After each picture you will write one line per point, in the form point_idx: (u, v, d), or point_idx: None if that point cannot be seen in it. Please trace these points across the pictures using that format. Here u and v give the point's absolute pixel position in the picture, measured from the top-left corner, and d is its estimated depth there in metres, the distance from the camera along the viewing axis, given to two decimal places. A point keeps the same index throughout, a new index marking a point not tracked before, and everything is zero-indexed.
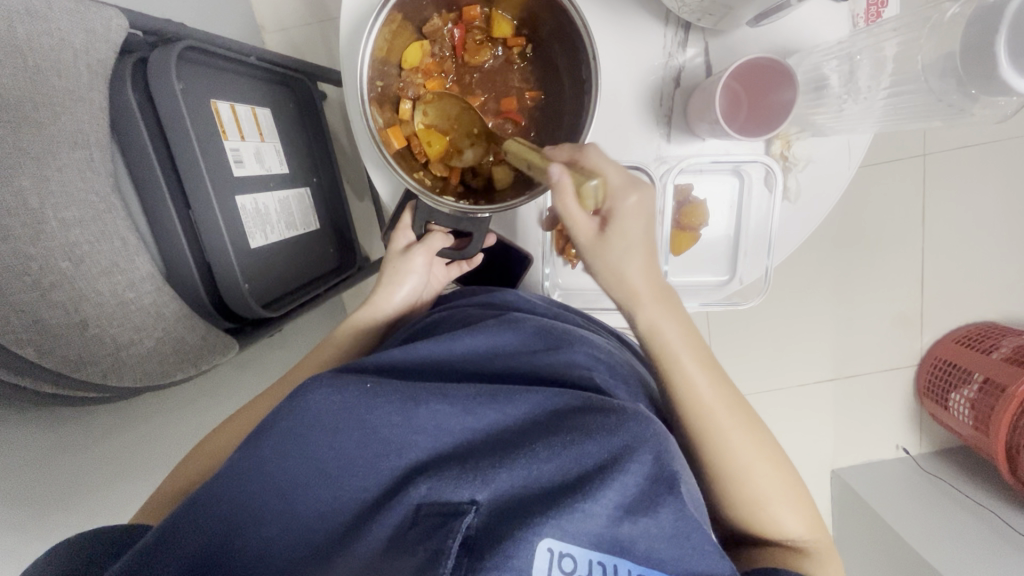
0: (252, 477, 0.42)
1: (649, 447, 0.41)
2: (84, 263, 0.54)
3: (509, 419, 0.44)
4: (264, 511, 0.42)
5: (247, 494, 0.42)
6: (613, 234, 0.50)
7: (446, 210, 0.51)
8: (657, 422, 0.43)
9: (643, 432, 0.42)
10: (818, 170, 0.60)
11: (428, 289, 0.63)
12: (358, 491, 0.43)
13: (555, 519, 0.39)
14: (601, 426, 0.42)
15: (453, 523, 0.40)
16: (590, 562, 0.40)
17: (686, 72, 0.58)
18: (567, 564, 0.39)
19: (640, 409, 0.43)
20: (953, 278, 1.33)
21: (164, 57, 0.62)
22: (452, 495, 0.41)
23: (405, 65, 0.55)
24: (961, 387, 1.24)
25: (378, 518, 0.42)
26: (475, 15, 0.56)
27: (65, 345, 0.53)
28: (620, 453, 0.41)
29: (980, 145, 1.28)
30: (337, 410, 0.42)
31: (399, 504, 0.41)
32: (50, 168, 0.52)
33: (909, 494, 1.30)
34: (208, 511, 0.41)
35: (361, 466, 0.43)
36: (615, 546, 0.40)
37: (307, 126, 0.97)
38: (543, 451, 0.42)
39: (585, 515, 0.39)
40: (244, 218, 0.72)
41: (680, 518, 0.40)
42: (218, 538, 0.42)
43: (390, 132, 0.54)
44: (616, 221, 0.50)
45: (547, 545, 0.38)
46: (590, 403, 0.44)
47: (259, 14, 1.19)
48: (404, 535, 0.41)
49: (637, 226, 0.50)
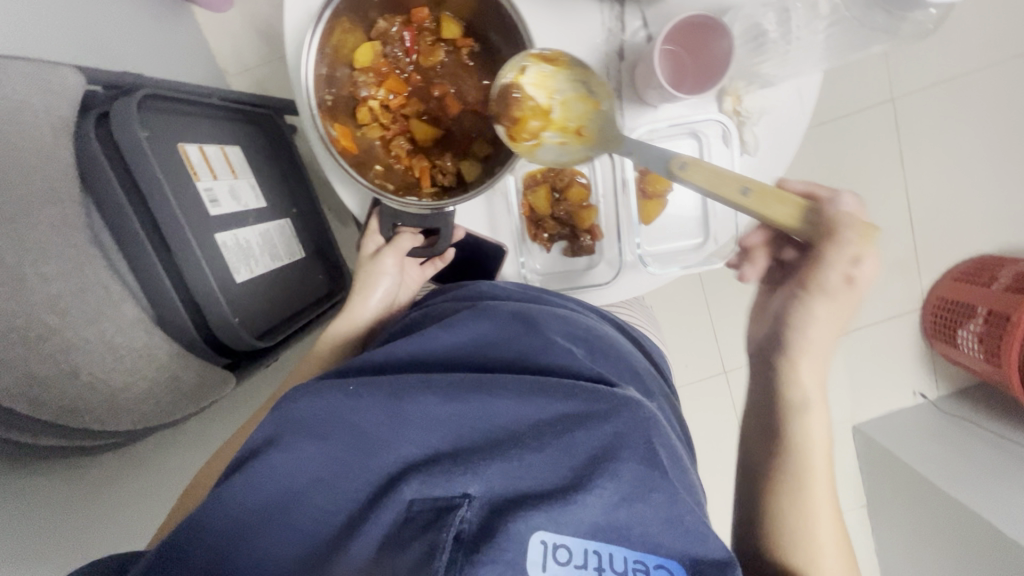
0: (243, 489, 0.42)
1: (640, 433, 0.42)
2: (70, 314, 0.55)
3: (499, 412, 0.44)
4: (257, 520, 0.42)
5: (239, 506, 0.42)
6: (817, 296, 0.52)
7: (409, 209, 0.52)
8: (649, 407, 0.44)
9: (635, 419, 0.42)
10: (773, 120, 0.60)
11: (403, 291, 0.63)
12: (352, 491, 0.43)
13: (547, 511, 0.40)
14: (593, 415, 0.43)
15: (445, 518, 0.40)
16: (585, 552, 0.40)
17: (629, 45, 0.59)
18: (562, 555, 0.39)
19: (632, 395, 0.44)
20: (943, 217, 1.33)
21: (125, 108, 0.64)
22: (443, 490, 0.41)
23: (357, 65, 0.55)
24: (967, 322, 1.23)
25: (370, 519, 0.41)
26: (424, 17, 0.55)
27: (59, 394, 0.54)
28: (612, 441, 0.42)
29: (947, 81, 1.29)
30: (324, 411, 0.44)
31: (390, 502, 0.41)
32: (24, 226, 0.53)
33: (933, 439, 1.29)
34: (205, 532, 0.41)
35: (353, 466, 0.43)
36: (609, 534, 0.40)
37: (280, 159, 0.98)
38: (535, 442, 0.42)
39: (576, 504, 0.40)
40: (226, 254, 0.74)
41: (674, 503, 0.40)
42: (216, 556, 0.41)
43: (345, 143, 0.54)
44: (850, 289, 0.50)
45: (539, 537, 0.39)
46: (580, 391, 0.44)
47: (221, 57, 1.21)
48: (397, 532, 0.41)
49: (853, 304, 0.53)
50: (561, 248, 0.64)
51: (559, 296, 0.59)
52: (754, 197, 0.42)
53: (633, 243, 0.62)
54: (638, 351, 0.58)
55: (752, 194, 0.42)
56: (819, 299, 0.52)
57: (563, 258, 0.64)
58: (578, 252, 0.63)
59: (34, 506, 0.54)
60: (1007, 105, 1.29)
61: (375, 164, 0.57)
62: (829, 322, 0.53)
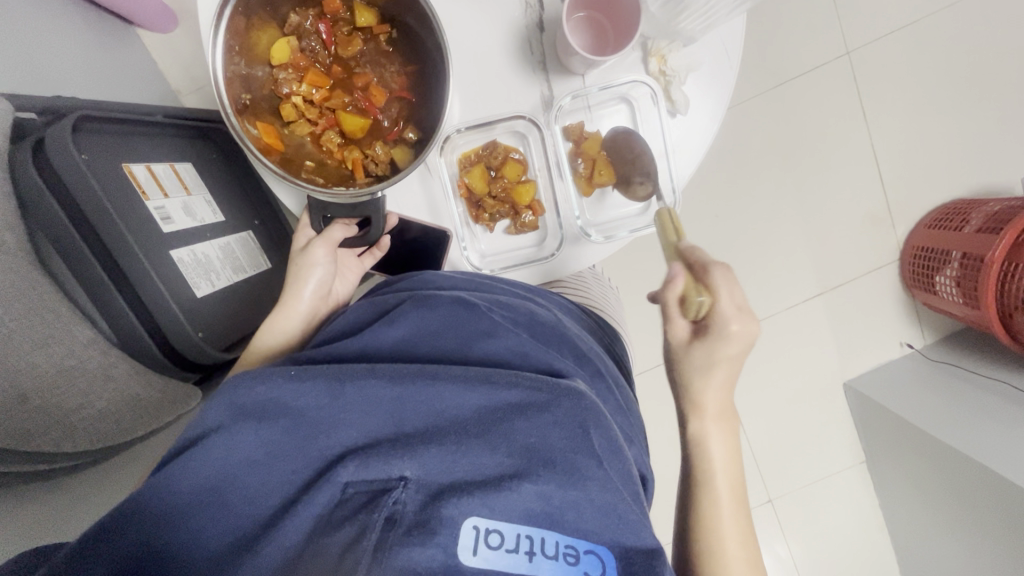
0: (176, 473, 0.41)
1: (579, 422, 0.44)
2: (16, 341, 0.55)
3: (442, 396, 0.44)
4: (189, 503, 0.41)
5: (171, 487, 0.41)
6: (700, 348, 0.57)
7: (338, 199, 0.51)
8: (592, 399, 0.46)
9: (575, 408, 0.44)
10: (700, 77, 0.60)
11: (340, 282, 0.63)
12: (286, 475, 0.43)
13: (482, 497, 0.41)
14: (535, 406, 0.44)
15: (382, 499, 0.41)
16: (517, 536, 0.40)
17: (549, 15, 0.59)
18: (494, 540, 0.40)
19: (578, 386, 0.46)
20: (911, 166, 1.33)
21: (60, 133, 0.63)
22: (380, 473, 0.42)
23: (275, 62, 0.54)
24: (944, 268, 1.22)
25: (303, 502, 0.41)
26: (336, 6, 0.54)
27: (8, 421, 0.54)
28: (551, 430, 0.43)
29: (901, 29, 1.28)
30: (263, 396, 0.42)
31: (325, 485, 0.41)
32: None
33: (922, 386, 1.29)
34: (137, 522, 0.40)
35: (289, 450, 0.43)
36: (543, 519, 0.41)
37: (236, 173, 0.98)
38: (475, 431, 0.43)
39: (512, 492, 0.41)
40: (184, 269, 0.73)
41: (606, 491, 0.42)
42: (146, 542, 0.40)
43: (268, 142, 0.54)
44: (712, 335, 0.56)
45: (472, 523, 0.40)
46: (524, 380, 0.45)
47: (172, 76, 1.20)
48: (330, 514, 0.41)
49: (736, 348, 0.56)
50: (505, 226, 0.64)
51: (502, 283, 0.60)
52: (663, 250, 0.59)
53: (573, 215, 0.62)
54: (583, 330, 0.58)
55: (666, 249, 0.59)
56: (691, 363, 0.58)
57: (507, 237, 0.64)
58: (521, 229, 0.63)
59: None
60: (964, 48, 1.29)
61: (304, 160, 0.56)
62: (708, 369, 0.57)
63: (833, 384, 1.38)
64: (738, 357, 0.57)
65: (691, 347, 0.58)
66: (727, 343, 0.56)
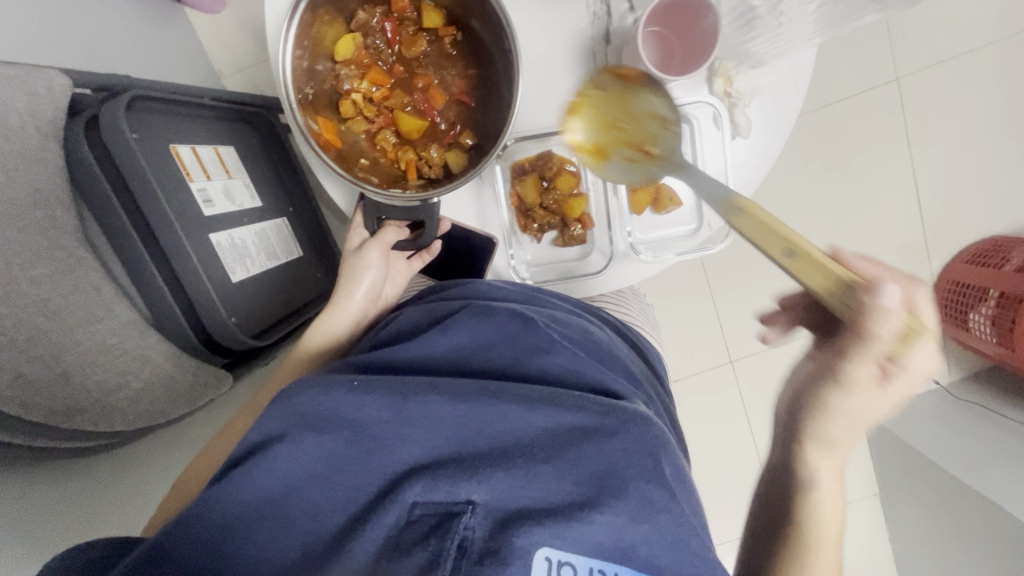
0: (240, 484, 0.42)
1: (646, 450, 0.43)
2: (60, 317, 0.55)
3: (508, 419, 0.44)
4: (258, 518, 0.42)
5: (236, 497, 0.42)
6: (860, 380, 0.43)
7: (394, 202, 0.51)
8: (658, 425, 0.45)
9: (642, 435, 0.44)
10: (765, 101, 0.59)
11: (388, 284, 0.63)
12: (351, 489, 0.43)
13: (553, 525, 0.40)
14: (602, 430, 0.44)
15: (450, 524, 0.41)
16: (590, 571, 0.40)
17: (615, 28, 0.58)
18: (566, 572, 0.40)
19: (642, 410, 0.45)
20: (951, 199, 1.30)
21: (113, 110, 0.63)
22: (447, 495, 0.42)
23: (337, 57, 0.54)
24: (979, 306, 1.20)
25: (371, 521, 0.42)
26: (404, 6, 0.54)
27: (51, 398, 0.54)
28: (619, 456, 0.43)
29: (955, 59, 1.25)
30: (328, 408, 0.44)
31: (393, 504, 0.42)
32: (13, 229, 0.53)
33: (947, 425, 1.27)
34: (202, 528, 0.41)
35: (353, 464, 0.43)
36: (614, 552, 0.41)
37: (274, 159, 0.98)
38: (543, 455, 0.43)
39: (584, 521, 0.41)
40: (222, 254, 0.73)
41: (678, 525, 0.42)
42: (212, 550, 0.41)
43: (326, 137, 0.54)
44: (896, 375, 0.43)
45: (544, 554, 0.40)
46: (587, 401, 0.45)
47: (215, 57, 1.21)
48: (397, 536, 0.41)
49: (902, 391, 0.44)
50: (552, 238, 0.64)
51: (555, 297, 0.59)
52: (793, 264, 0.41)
53: (624, 232, 0.62)
54: (635, 353, 0.58)
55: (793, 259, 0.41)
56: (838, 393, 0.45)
57: (554, 249, 0.63)
58: (569, 242, 0.62)
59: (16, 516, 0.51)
60: (1017, 82, 1.25)
61: (358, 158, 0.56)
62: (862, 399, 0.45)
63: None
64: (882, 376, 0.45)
65: (873, 388, 0.44)
66: (908, 381, 0.43)
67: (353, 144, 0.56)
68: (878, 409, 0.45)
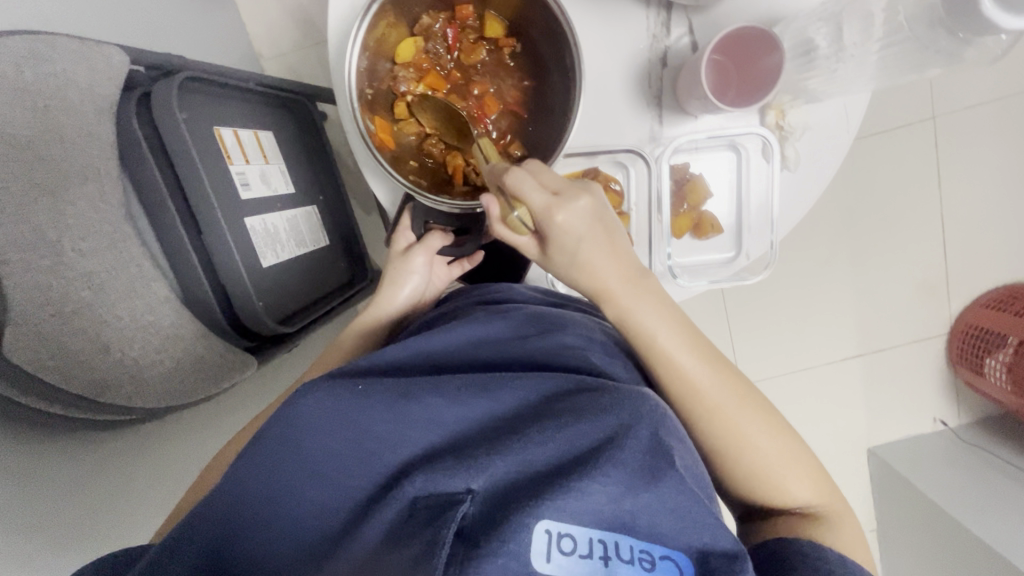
0: (246, 481, 0.42)
1: (645, 424, 0.40)
2: (102, 290, 0.57)
3: (504, 406, 0.43)
4: (265, 516, 0.42)
5: (243, 496, 0.42)
6: (555, 246, 0.51)
7: (442, 208, 0.53)
8: (653, 398, 0.42)
9: (637, 409, 0.41)
10: (815, 137, 0.62)
11: (431, 289, 0.64)
12: (354, 489, 0.43)
13: (552, 501, 0.38)
14: (595, 406, 0.41)
15: (449, 513, 0.39)
16: (590, 540, 0.39)
17: (671, 53, 0.61)
18: (566, 544, 0.38)
19: (635, 386, 0.42)
20: (976, 243, 1.29)
21: (165, 88, 0.64)
22: (446, 486, 0.40)
23: (398, 58, 0.56)
24: (996, 351, 1.19)
25: (373, 516, 0.41)
26: (468, 14, 0.57)
27: (89, 370, 0.55)
28: (614, 432, 0.40)
29: (993, 102, 1.25)
30: (328, 414, 0.42)
31: (393, 500, 0.41)
32: (65, 202, 0.54)
33: (952, 469, 1.25)
34: (213, 520, 0.42)
35: (354, 464, 0.42)
36: (616, 524, 0.39)
37: (309, 146, 0.98)
38: (537, 435, 0.41)
39: (582, 494, 0.39)
40: (254, 238, 0.72)
41: (680, 493, 0.39)
42: (225, 542, 0.42)
43: (382, 134, 0.56)
44: (551, 237, 0.50)
45: (544, 527, 0.38)
46: (583, 384, 0.43)
47: (256, 40, 1.21)
48: (399, 528, 0.40)
49: (571, 240, 0.50)
50: None
51: (574, 302, 0.60)
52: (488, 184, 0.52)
53: (664, 254, 0.64)
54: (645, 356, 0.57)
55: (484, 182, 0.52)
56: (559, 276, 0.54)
57: None
58: None
59: (44, 492, 0.53)
60: None
61: (408, 158, 0.58)
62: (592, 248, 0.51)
63: (858, 448, 1.33)
64: (596, 233, 0.51)
65: (546, 255, 0.52)
66: (566, 235, 0.50)
67: (404, 143, 0.59)
68: (602, 253, 0.51)
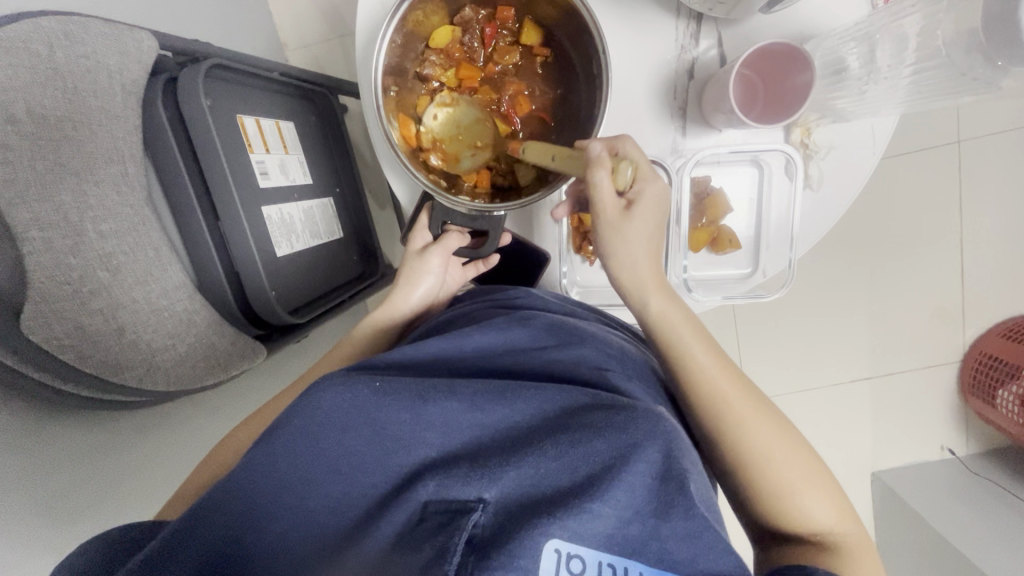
0: (262, 473, 0.42)
1: (658, 445, 0.40)
2: (120, 272, 0.57)
3: (520, 417, 0.43)
4: (277, 508, 0.42)
5: (258, 488, 0.42)
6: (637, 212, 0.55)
7: (462, 210, 0.54)
8: (669, 419, 0.42)
9: (653, 429, 0.40)
10: (839, 156, 0.61)
11: (444, 289, 0.66)
12: (367, 487, 0.43)
13: (562, 519, 0.38)
14: (612, 423, 0.40)
15: (460, 522, 0.39)
16: (599, 564, 0.39)
17: (699, 64, 0.60)
18: (575, 566, 0.38)
19: (653, 407, 0.42)
20: (993, 271, 1.27)
21: (191, 75, 0.64)
22: (459, 493, 0.40)
23: (433, 45, 0.58)
24: (1009, 383, 1.17)
25: (384, 517, 0.41)
26: (509, 17, 0.57)
27: (103, 351, 0.56)
28: (629, 451, 0.40)
29: (1020, 129, 1.23)
30: (347, 409, 0.42)
31: (406, 501, 0.41)
32: (89, 183, 0.55)
33: (956, 500, 1.23)
34: (224, 512, 0.41)
35: (370, 462, 0.43)
36: (626, 547, 0.39)
37: (329, 137, 0.98)
38: (551, 449, 0.41)
39: (592, 515, 0.38)
40: (271, 227, 0.72)
41: (692, 520, 0.39)
42: (234, 534, 0.41)
43: (404, 119, 0.58)
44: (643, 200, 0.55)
45: (554, 545, 0.38)
46: (600, 399, 0.43)
47: (282, 31, 1.22)
48: (409, 532, 0.40)
49: (653, 209, 0.55)
50: None
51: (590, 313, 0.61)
52: (558, 163, 0.52)
53: (680, 267, 0.64)
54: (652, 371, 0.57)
55: (557, 161, 0.52)
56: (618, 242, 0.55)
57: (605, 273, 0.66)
58: None
59: (40, 468, 0.52)
60: None
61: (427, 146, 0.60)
62: (642, 235, 0.55)
63: (861, 471, 1.32)
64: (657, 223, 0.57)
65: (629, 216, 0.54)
66: (656, 200, 0.56)
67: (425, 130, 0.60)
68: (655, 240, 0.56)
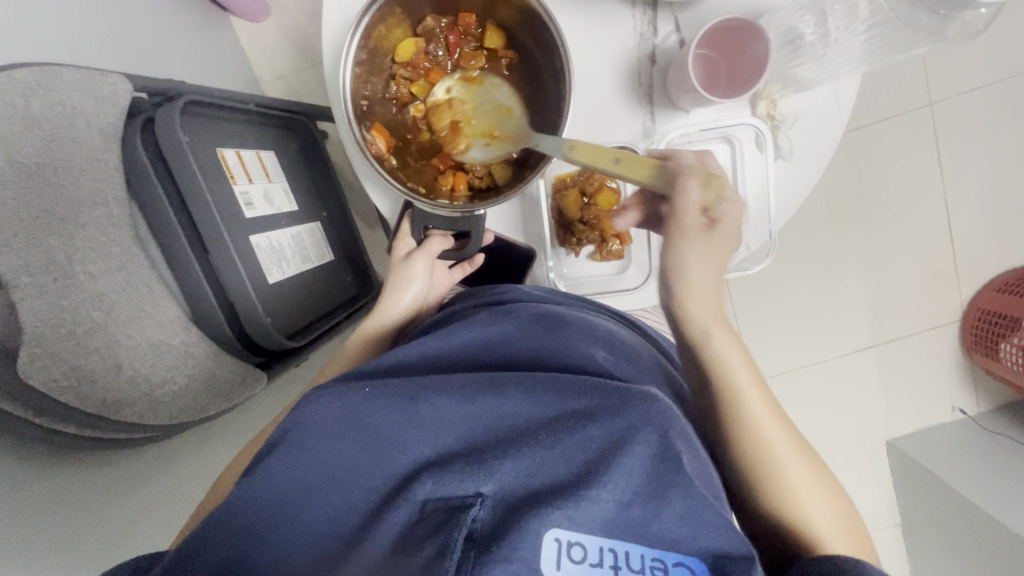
0: (261, 486, 0.42)
1: (653, 427, 0.40)
2: (112, 311, 0.58)
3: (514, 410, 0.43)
4: (274, 520, 0.42)
5: (256, 499, 0.42)
6: (721, 236, 0.52)
7: (442, 212, 0.55)
8: (665, 401, 0.42)
9: (648, 412, 0.40)
10: (807, 124, 0.63)
11: (433, 293, 0.67)
12: (366, 491, 0.43)
13: (561, 507, 0.39)
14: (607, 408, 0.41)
15: (459, 517, 0.40)
16: (600, 549, 0.39)
17: (661, 49, 0.62)
18: (576, 553, 0.38)
19: (647, 388, 0.42)
20: (981, 227, 1.28)
21: (167, 112, 0.65)
22: (456, 490, 0.41)
23: (398, 57, 0.59)
24: (1010, 335, 1.17)
25: (383, 520, 0.41)
26: (470, 23, 0.59)
27: (103, 389, 0.58)
28: (624, 436, 0.40)
29: (989, 86, 1.24)
30: (339, 413, 0.42)
31: (403, 502, 0.41)
32: (75, 227, 0.55)
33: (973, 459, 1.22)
34: (227, 527, 0.41)
35: (367, 466, 0.43)
36: (627, 532, 0.39)
37: (312, 163, 0.99)
38: (547, 439, 0.41)
39: (590, 501, 0.39)
40: (260, 255, 0.73)
41: (691, 498, 0.39)
42: (238, 549, 0.41)
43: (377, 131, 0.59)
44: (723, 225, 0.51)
45: (554, 535, 0.38)
46: (592, 384, 0.43)
47: (256, 66, 1.24)
48: (411, 533, 0.41)
49: (731, 239, 0.52)
50: (590, 252, 0.69)
51: (581, 304, 0.61)
52: (620, 166, 0.49)
53: None
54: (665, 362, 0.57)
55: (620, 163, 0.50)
56: (691, 252, 0.52)
57: (591, 262, 0.69)
58: (606, 256, 0.68)
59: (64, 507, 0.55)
60: None
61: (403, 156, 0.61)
62: (711, 262, 0.52)
63: (875, 441, 1.31)
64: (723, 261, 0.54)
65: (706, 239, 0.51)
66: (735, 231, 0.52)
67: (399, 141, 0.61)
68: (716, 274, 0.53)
